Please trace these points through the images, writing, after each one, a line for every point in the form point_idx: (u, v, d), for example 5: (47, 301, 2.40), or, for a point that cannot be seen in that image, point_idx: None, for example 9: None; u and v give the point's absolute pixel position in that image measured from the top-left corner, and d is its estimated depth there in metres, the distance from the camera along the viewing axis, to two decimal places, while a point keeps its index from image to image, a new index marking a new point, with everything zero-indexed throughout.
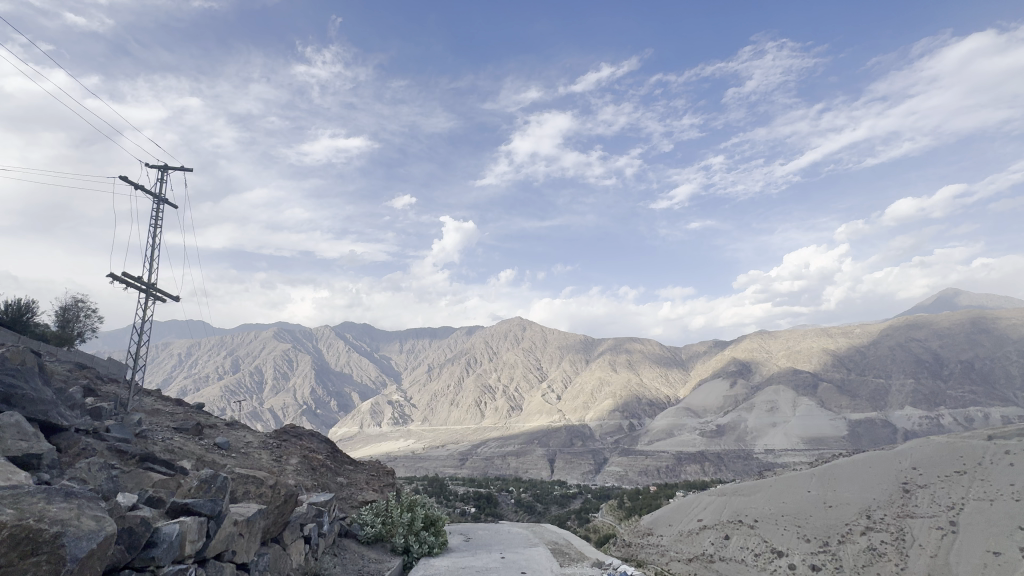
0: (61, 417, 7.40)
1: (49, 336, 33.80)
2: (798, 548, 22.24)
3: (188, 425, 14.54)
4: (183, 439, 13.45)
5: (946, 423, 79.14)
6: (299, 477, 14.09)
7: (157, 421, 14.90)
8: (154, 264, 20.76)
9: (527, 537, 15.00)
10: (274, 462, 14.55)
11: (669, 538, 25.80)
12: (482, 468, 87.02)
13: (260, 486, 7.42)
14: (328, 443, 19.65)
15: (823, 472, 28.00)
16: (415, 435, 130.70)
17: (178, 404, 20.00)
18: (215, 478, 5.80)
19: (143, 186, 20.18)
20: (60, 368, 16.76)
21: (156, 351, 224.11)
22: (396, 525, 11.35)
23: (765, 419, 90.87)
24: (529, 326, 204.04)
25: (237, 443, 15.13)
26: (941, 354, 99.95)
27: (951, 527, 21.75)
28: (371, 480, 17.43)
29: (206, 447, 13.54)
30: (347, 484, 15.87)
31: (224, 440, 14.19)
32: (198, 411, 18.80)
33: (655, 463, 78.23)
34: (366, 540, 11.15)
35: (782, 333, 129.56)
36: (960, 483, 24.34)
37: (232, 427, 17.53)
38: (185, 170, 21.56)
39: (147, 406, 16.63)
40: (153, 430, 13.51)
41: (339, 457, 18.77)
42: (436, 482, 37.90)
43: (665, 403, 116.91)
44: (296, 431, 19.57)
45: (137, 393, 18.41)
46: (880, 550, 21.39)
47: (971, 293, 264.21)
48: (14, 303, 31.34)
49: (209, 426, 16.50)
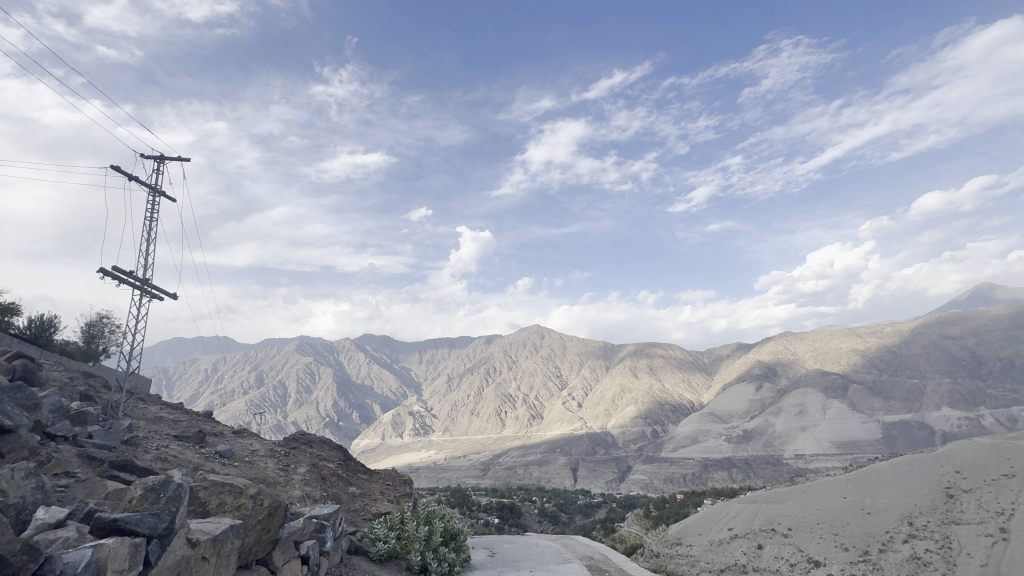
0: (6, 416, 6.34)
1: (73, 351, 33.50)
2: (836, 557, 20.20)
3: (188, 432, 13.42)
4: (181, 447, 12.36)
5: (987, 424, 74.87)
6: (307, 488, 12.88)
7: (157, 429, 13.87)
8: (149, 260, 20.23)
9: (557, 553, 13.49)
10: (280, 471, 13.36)
11: (699, 547, 23.99)
12: (504, 478, 85.45)
13: (239, 497, 6.18)
14: (342, 450, 18.45)
15: (858, 476, 25.79)
16: (436, 446, 129.61)
17: (186, 413, 19.31)
18: (167, 485, 4.66)
19: (138, 176, 19.27)
20: (56, 375, 15.81)
21: (183, 368, 227.31)
22: (413, 541, 10.05)
23: (793, 423, 87.56)
24: (547, 334, 201.35)
25: (241, 451, 13.95)
26: (979, 352, 95.01)
27: (1002, 534, 19.56)
28: (387, 490, 16.13)
29: (206, 456, 12.40)
30: (361, 494, 14.60)
31: (225, 448, 12.99)
32: (205, 420, 17.71)
33: (680, 470, 75.95)
34: (378, 557, 9.73)
35: (809, 334, 125.39)
36: (1010, 487, 21.98)
37: (239, 435, 16.35)
38: (182, 158, 20.97)
39: (148, 414, 15.63)
40: (150, 437, 12.44)
41: (353, 466, 17.48)
42: (458, 492, 36.67)
43: (689, 409, 114.04)
44: (307, 438, 18.36)
45: (139, 403, 17.53)
46: (925, 559, 19.24)
47: (1007, 286, 250.78)
48: (36, 320, 31.02)
49: (213, 434, 15.36)
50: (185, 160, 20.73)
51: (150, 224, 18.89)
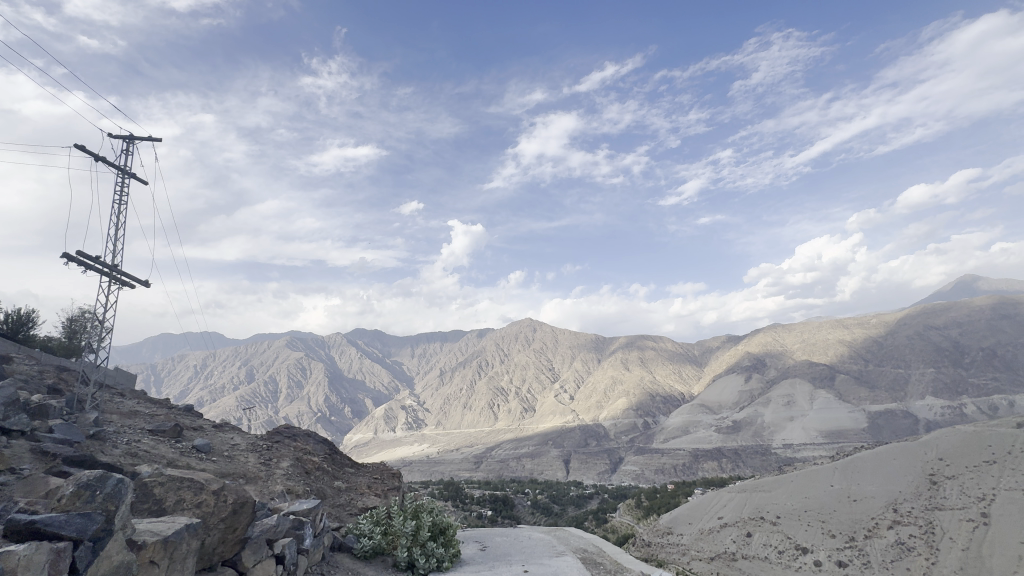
0: None
1: (54, 347, 33.52)
2: (822, 544, 21.12)
3: (163, 426, 13.73)
4: (155, 442, 12.79)
5: (969, 412, 76.85)
6: (289, 482, 13.40)
7: (133, 424, 14.28)
8: (116, 244, 20.31)
9: (551, 545, 14.07)
10: (262, 465, 13.84)
11: (689, 536, 24.79)
12: (497, 470, 86.51)
13: (200, 492, 6.96)
14: (327, 444, 18.97)
15: (844, 465, 26.73)
16: (429, 439, 130.36)
17: (163, 406, 19.67)
18: (103, 484, 5.44)
19: (101, 160, 19.42)
20: (23, 370, 16.27)
21: (172, 364, 225.58)
22: (400, 536, 10.56)
23: (782, 414, 89.23)
24: (539, 328, 202.55)
25: (221, 445, 14.39)
26: (961, 342, 97.20)
27: (983, 518, 20.50)
28: (373, 483, 16.65)
29: (182, 450, 12.87)
30: (346, 488, 15.16)
31: (203, 441, 13.42)
32: (184, 413, 18.14)
33: (671, 461, 77.23)
34: (362, 554, 10.20)
35: (797, 325, 127.27)
36: (990, 473, 23.03)
37: (220, 428, 16.74)
38: (151, 138, 21.23)
39: (121, 408, 16.17)
40: (122, 431, 12.81)
41: (338, 459, 18.11)
42: (452, 485, 37.36)
43: (679, 400, 115.57)
44: (290, 431, 18.81)
45: (112, 397, 17.84)
46: (909, 544, 20.17)
47: (989, 278, 257.42)
48: (14, 313, 30.85)
49: (193, 428, 15.74)
50: (150, 140, 20.87)
51: (114, 211, 19.30)
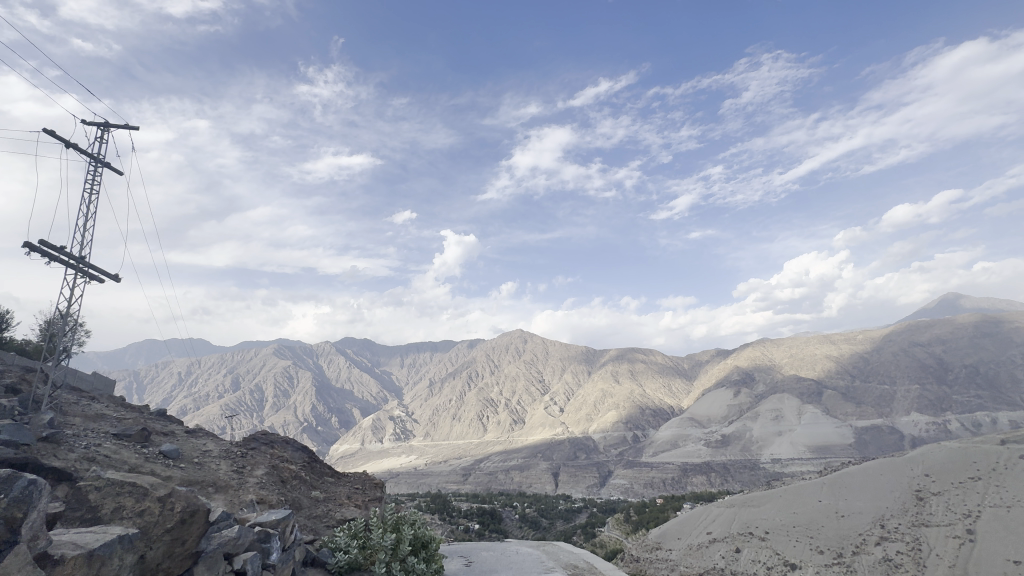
0: None
1: (28, 350, 33.07)
2: (811, 560, 21.27)
3: (130, 431, 13.66)
4: (118, 447, 12.64)
5: (953, 428, 77.83)
6: (262, 491, 13.30)
7: (98, 428, 14.11)
8: (84, 233, 20.06)
9: (540, 561, 14.12)
10: (234, 473, 13.75)
11: (678, 551, 24.87)
12: (485, 483, 86.00)
13: (144, 500, 6.72)
14: (305, 451, 18.90)
15: (830, 481, 27.02)
16: (417, 451, 129.19)
17: (133, 409, 19.56)
18: (16, 485, 5.12)
19: (68, 147, 19.26)
20: None
21: (156, 370, 222.04)
22: (377, 550, 10.44)
23: (770, 428, 89.74)
24: (530, 339, 202.36)
25: (191, 451, 14.25)
26: (946, 359, 98.59)
27: (968, 535, 20.80)
28: (354, 494, 16.59)
29: (147, 456, 12.82)
30: (324, 499, 15.07)
31: (171, 447, 13.40)
32: (154, 418, 17.99)
33: (660, 475, 77.24)
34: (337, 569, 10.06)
35: (785, 340, 128.37)
36: (975, 490, 23.38)
37: (192, 435, 16.50)
38: (128, 127, 21.20)
39: (88, 412, 16.05)
40: (83, 435, 12.70)
41: (318, 469, 18.03)
42: (440, 498, 37.03)
43: (668, 414, 115.88)
44: (268, 439, 18.65)
45: (78, 398, 17.78)
46: (895, 561, 20.38)
47: (971, 296, 262.62)
48: None
49: (162, 433, 15.57)
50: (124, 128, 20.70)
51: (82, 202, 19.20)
